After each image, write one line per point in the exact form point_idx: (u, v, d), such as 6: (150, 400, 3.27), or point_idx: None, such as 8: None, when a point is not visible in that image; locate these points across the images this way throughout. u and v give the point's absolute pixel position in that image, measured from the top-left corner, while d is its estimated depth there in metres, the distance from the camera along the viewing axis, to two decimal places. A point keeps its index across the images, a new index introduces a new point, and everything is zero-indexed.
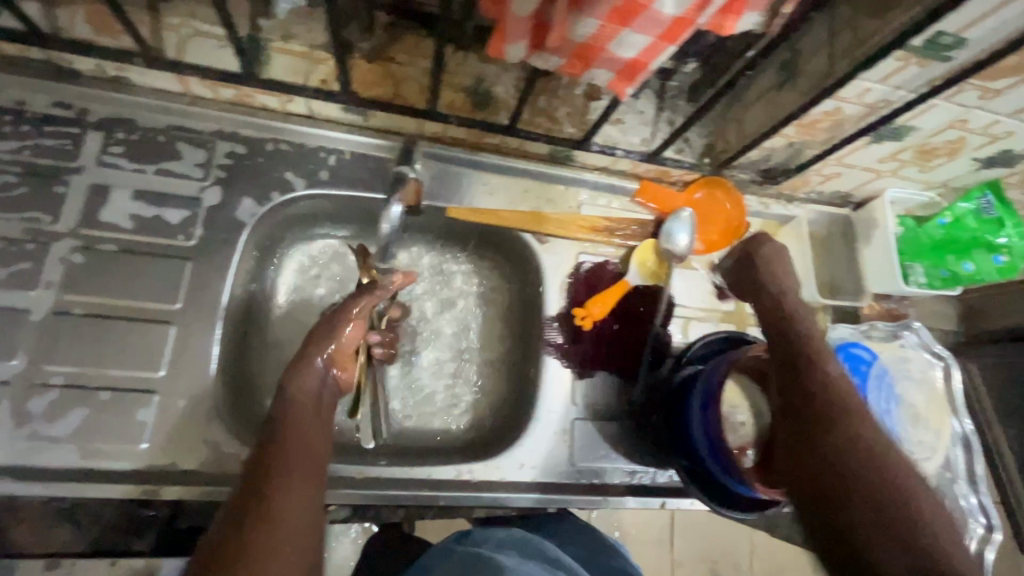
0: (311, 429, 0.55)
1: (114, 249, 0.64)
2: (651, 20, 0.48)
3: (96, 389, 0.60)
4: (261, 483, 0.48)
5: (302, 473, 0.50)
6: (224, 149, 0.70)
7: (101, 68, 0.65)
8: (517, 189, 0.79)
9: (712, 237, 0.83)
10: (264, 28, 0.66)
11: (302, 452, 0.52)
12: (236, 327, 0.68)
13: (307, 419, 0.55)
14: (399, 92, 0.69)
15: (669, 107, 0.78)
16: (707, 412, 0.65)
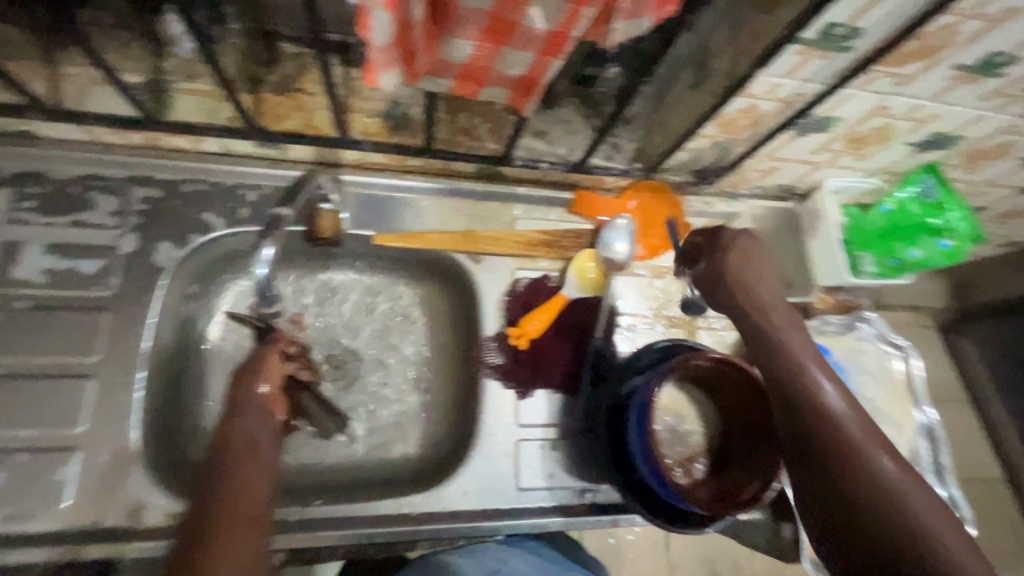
0: (256, 477, 0.52)
1: (29, 306, 0.63)
2: (526, 36, 0.46)
3: (13, 450, 0.59)
4: (197, 535, 0.46)
5: (243, 522, 0.48)
6: (139, 194, 0.68)
7: (5, 124, 0.64)
8: (448, 209, 0.77)
9: (655, 241, 0.81)
10: (168, 70, 0.66)
11: (246, 509, 0.49)
12: (161, 374, 0.67)
13: (257, 467, 0.53)
14: (310, 122, 0.68)
15: (595, 114, 0.77)
16: (643, 427, 0.63)
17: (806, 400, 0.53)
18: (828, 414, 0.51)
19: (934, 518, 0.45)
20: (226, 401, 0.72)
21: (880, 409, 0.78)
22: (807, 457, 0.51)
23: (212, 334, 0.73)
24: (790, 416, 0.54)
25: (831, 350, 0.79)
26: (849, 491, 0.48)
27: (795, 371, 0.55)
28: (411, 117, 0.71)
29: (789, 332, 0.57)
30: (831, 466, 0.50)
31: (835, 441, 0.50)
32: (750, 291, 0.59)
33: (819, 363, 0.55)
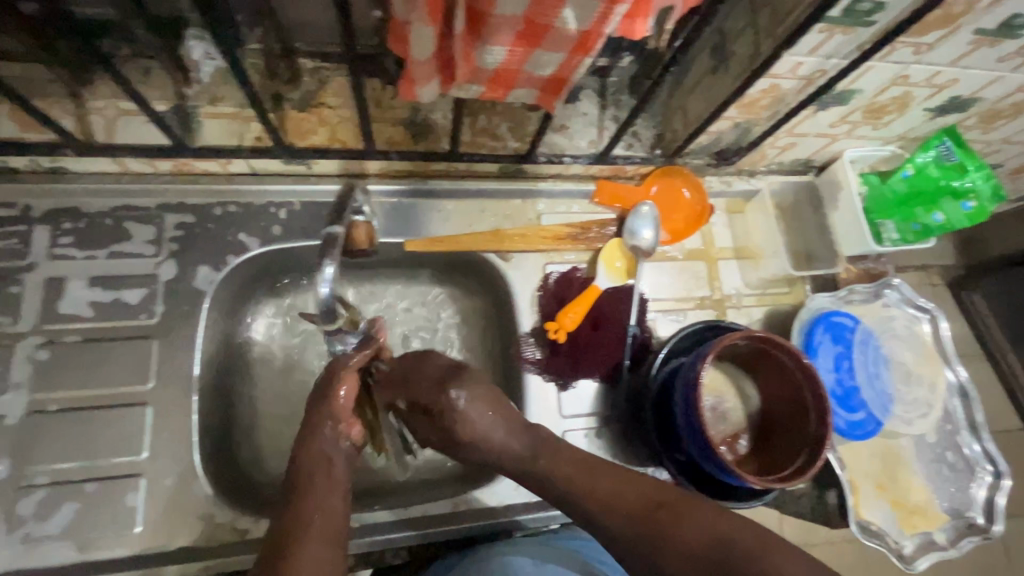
0: (334, 490, 0.54)
1: (79, 339, 0.64)
2: (559, 37, 0.47)
3: (81, 481, 0.61)
4: (282, 542, 0.49)
5: (318, 530, 0.50)
6: (173, 221, 0.69)
7: (36, 163, 0.65)
8: (473, 210, 0.78)
9: (677, 225, 0.83)
10: (191, 96, 0.66)
11: (321, 519, 0.51)
12: (212, 394, 0.68)
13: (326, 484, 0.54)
14: (335, 136, 0.69)
15: (612, 104, 0.78)
16: (688, 407, 0.64)
17: (619, 500, 0.51)
18: (621, 507, 0.51)
19: (747, 537, 0.46)
20: (274, 417, 0.74)
21: (911, 371, 0.80)
22: (645, 565, 0.48)
23: (255, 351, 0.75)
24: (619, 540, 0.50)
25: (860, 319, 0.80)
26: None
27: (579, 485, 0.53)
28: (432, 123, 0.72)
29: (543, 457, 0.56)
30: (670, 559, 0.47)
31: (644, 524, 0.49)
32: (494, 437, 0.58)
33: (578, 471, 0.54)
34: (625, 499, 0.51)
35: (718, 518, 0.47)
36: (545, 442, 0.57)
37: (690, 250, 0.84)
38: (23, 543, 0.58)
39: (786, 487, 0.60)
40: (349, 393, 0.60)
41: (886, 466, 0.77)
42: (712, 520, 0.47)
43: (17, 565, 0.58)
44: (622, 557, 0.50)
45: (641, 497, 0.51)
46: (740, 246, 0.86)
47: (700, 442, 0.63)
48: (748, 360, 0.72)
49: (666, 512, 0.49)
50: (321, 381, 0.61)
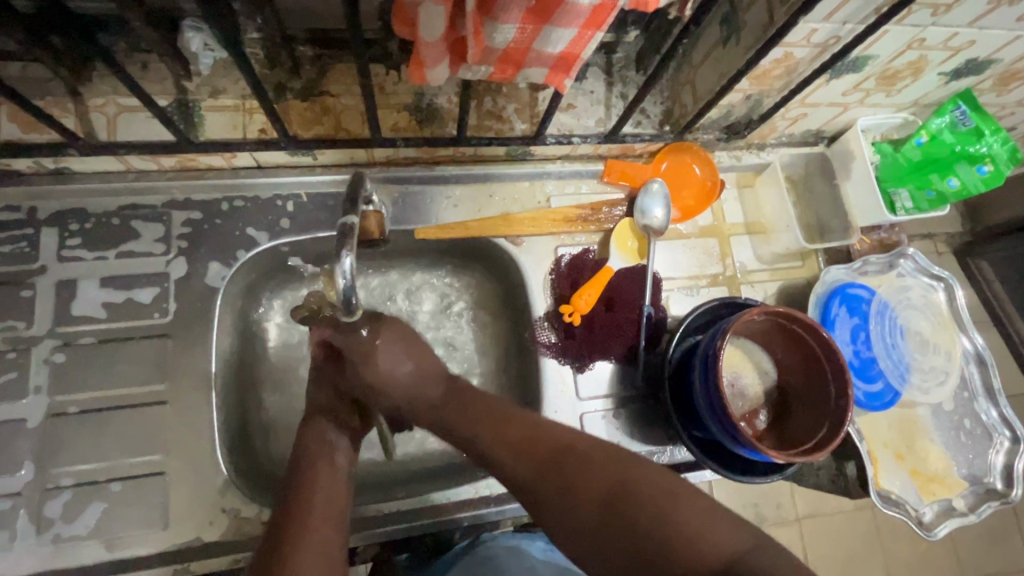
0: (326, 520, 0.48)
1: (94, 340, 0.64)
2: (569, 11, 0.46)
3: (106, 481, 0.61)
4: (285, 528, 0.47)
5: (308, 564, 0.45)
6: (181, 218, 0.68)
7: (39, 165, 0.64)
8: (482, 195, 0.77)
9: (688, 203, 0.82)
10: (192, 90, 0.65)
11: (321, 502, 0.50)
12: (230, 390, 0.68)
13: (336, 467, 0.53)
14: (340, 125, 0.68)
15: (618, 81, 0.76)
16: (708, 385, 0.64)
17: (527, 451, 0.50)
18: (527, 453, 0.50)
19: (648, 485, 0.45)
20: (291, 409, 0.74)
21: (927, 340, 0.80)
22: (539, 507, 0.47)
23: (270, 345, 0.75)
24: (522, 487, 0.49)
25: (875, 291, 0.80)
26: (612, 527, 0.44)
27: (490, 435, 0.52)
28: (437, 107, 0.70)
29: (459, 413, 0.54)
30: (569, 503, 0.46)
31: (550, 470, 0.48)
32: (414, 376, 0.55)
33: (493, 424, 0.52)
34: (532, 449, 0.50)
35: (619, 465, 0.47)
36: (458, 387, 0.56)
37: (702, 227, 0.83)
38: (52, 543, 0.59)
39: (809, 460, 0.60)
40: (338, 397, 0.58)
41: (905, 435, 0.77)
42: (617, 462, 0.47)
43: (48, 565, 0.58)
44: (526, 502, 0.49)
45: (550, 445, 0.50)
46: (751, 221, 0.85)
47: (723, 419, 0.63)
48: (762, 338, 0.72)
49: (570, 459, 0.48)
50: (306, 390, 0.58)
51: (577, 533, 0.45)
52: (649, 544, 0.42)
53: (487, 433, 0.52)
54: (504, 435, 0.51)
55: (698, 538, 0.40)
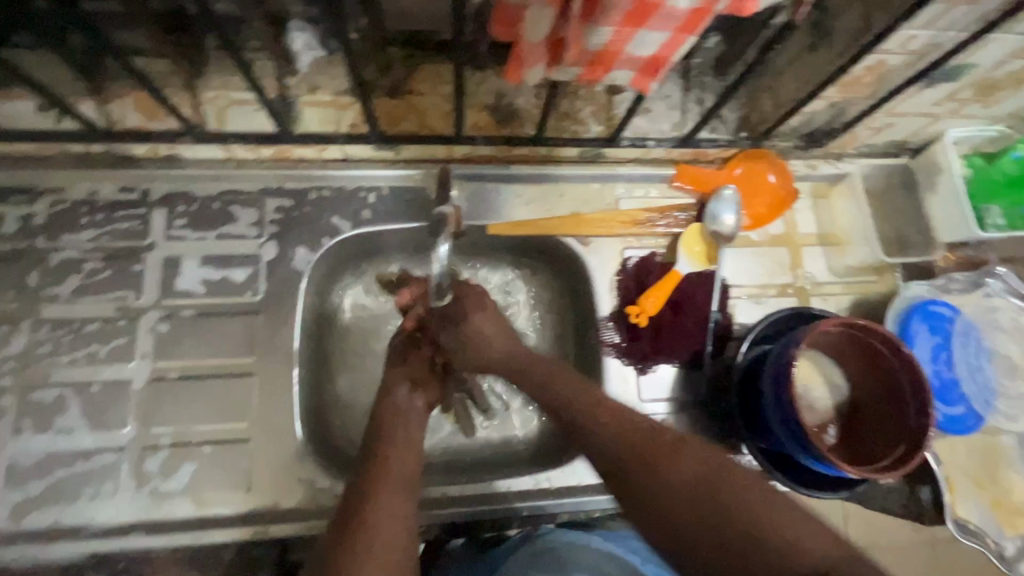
0: (399, 484, 0.51)
1: (193, 313, 0.69)
2: (666, 16, 0.47)
3: (200, 443, 0.66)
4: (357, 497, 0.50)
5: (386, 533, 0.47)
6: (273, 204, 0.73)
7: (155, 150, 0.70)
8: (553, 194, 0.78)
9: (760, 211, 0.80)
10: (292, 85, 0.70)
11: (393, 470, 0.53)
12: (310, 368, 0.73)
13: (405, 440, 0.57)
14: (425, 122, 0.72)
15: (696, 86, 0.76)
16: (779, 394, 0.64)
17: (618, 431, 0.50)
18: (618, 434, 0.50)
19: (745, 489, 0.44)
20: (360, 394, 0.76)
21: (1016, 364, 0.75)
22: (625, 490, 0.48)
23: (344, 331, 0.78)
24: (610, 468, 0.49)
25: (959, 309, 0.76)
26: (707, 525, 0.43)
27: (584, 410, 0.53)
28: (516, 108, 0.73)
29: (547, 385, 0.57)
30: (659, 491, 0.46)
31: (638, 457, 0.48)
32: (503, 345, 0.60)
33: (583, 406, 0.53)
34: (623, 431, 0.50)
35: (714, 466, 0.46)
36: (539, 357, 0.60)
37: (773, 236, 0.82)
38: (150, 497, 0.64)
39: (881, 476, 0.59)
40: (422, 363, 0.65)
41: (986, 462, 0.74)
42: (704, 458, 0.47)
43: (146, 516, 0.63)
44: (612, 484, 0.49)
45: (640, 430, 0.50)
46: (826, 233, 0.83)
47: (794, 428, 0.62)
48: (837, 353, 0.70)
49: (663, 447, 0.48)
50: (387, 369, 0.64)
51: (665, 521, 0.44)
52: (749, 548, 0.41)
53: (576, 410, 0.53)
54: (594, 416, 0.52)
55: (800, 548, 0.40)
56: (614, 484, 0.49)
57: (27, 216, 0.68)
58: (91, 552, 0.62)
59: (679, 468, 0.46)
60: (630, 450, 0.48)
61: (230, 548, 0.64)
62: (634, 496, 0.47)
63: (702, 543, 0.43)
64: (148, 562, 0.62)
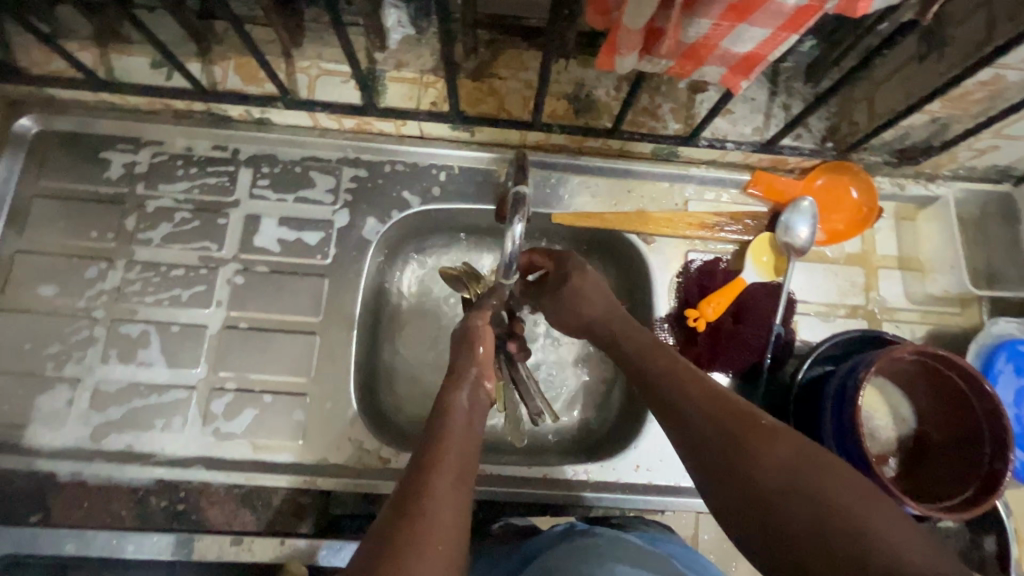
0: (467, 438, 0.52)
1: (266, 270, 0.73)
2: (772, 12, 0.45)
3: (261, 391, 0.70)
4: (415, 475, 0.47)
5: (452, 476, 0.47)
6: (349, 174, 0.76)
7: (249, 113, 0.74)
8: (621, 189, 0.78)
9: (837, 227, 0.77)
10: (380, 60, 0.72)
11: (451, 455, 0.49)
12: (367, 334, 0.75)
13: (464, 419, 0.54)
14: (503, 106, 0.72)
15: (784, 91, 0.74)
16: (840, 418, 0.61)
17: (714, 406, 0.49)
18: (712, 410, 0.49)
19: (848, 482, 0.41)
20: (410, 365, 0.79)
21: None
22: (714, 471, 0.46)
23: (401, 303, 0.80)
24: (699, 442, 0.48)
25: None
26: (794, 512, 0.41)
27: (680, 383, 0.52)
28: (595, 99, 0.72)
29: (648, 356, 0.57)
30: (753, 475, 0.44)
31: (730, 438, 0.46)
32: (604, 310, 0.63)
33: (673, 380, 0.53)
34: (720, 409, 0.49)
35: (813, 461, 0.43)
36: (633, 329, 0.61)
37: (847, 254, 0.78)
38: (212, 436, 0.68)
39: (945, 517, 0.56)
40: (487, 348, 0.60)
41: None
42: (802, 447, 0.44)
43: (207, 453, 0.67)
44: (699, 465, 0.48)
45: (737, 411, 0.48)
46: (906, 256, 0.79)
47: (854, 456, 0.59)
48: (906, 383, 0.67)
49: (761, 432, 0.46)
50: (467, 328, 0.61)
51: (755, 506, 0.43)
52: (854, 547, 0.38)
53: (668, 382, 0.53)
54: (684, 392, 0.51)
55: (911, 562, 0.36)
56: (702, 465, 0.48)
57: (131, 163, 0.74)
58: (157, 478, 0.66)
59: (773, 455, 0.44)
60: (722, 430, 0.47)
61: (281, 493, 0.68)
62: (724, 479, 0.46)
63: (800, 535, 0.40)
64: (206, 494, 0.68)
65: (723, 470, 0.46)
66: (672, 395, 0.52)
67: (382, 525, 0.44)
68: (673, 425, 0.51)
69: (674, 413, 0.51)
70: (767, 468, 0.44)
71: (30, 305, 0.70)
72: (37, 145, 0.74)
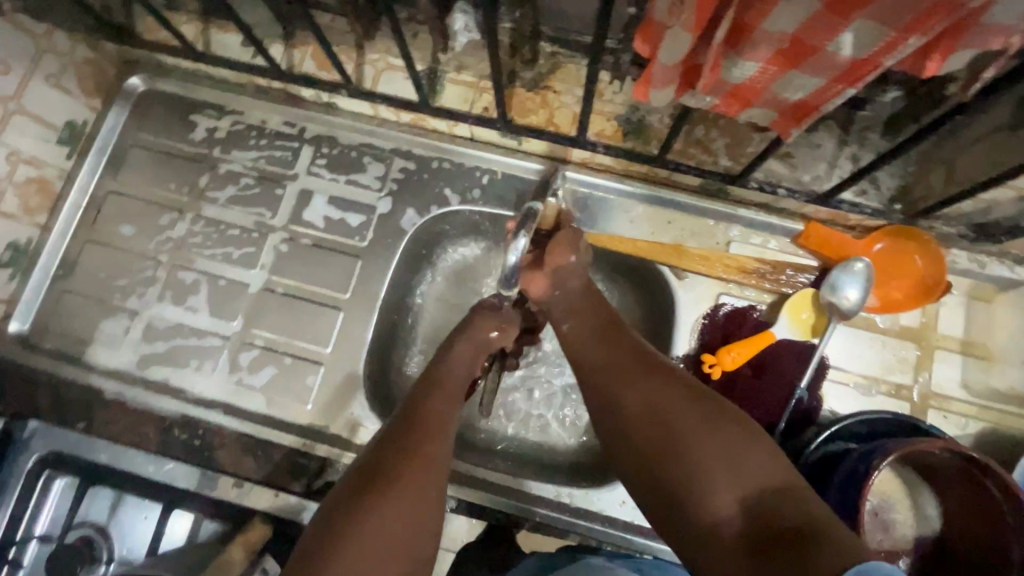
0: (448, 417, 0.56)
1: (309, 243, 0.79)
2: (825, 62, 0.43)
3: (283, 353, 0.75)
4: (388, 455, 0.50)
5: (442, 431, 0.54)
6: (399, 164, 0.80)
7: (318, 96, 0.79)
8: (661, 219, 0.75)
9: (893, 295, 0.71)
10: (442, 61, 0.74)
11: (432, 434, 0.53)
12: (389, 318, 0.79)
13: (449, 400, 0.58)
14: (553, 119, 0.73)
15: (855, 140, 0.68)
16: (844, 501, 0.57)
17: (623, 347, 0.57)
18: (617, 358, 0.56)
19: (725, 417, 0.48)
20: (425, 354, 0.81)
21: None
22: (611, 399, 0.53)
23: (427, 293, 0.83)
24: (599, 374, 0.55)
25: None
26: (674, 440, 0.47)
27: (596, 335, 0.59)
28: (647, 124, 0.71)
29: (572, 308, 0.62)
30: (644, 408, 0.50)
31: (630, 375, 0.53)
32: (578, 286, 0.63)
33: (593, 329, 0.60)
34: (629, 347, 0.57)
35: (702, 391, 0.50)
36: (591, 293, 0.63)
37: (901, 327, 0.71)
38: (236, 383, 0.74)
39: None
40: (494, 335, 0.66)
41: None
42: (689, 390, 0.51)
43: (227, 399, 0.74)
44: (601, 397, 0.54)
45: (643, 352, 0.56)
46: (972, 341, 0.71)
47: None
48: (945, 481, 0.59)
49: (660, 369, 0.53)
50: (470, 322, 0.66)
51: (641, 438, 0.49)
52: (719, 462, 0.45)
53: (588, 332, 0.60)
54: (598, 338, 0.59)
55: (771, 492, 0.43)
56: (600, 398, 0.54)
57: (213, 129, 0.82)
58: (181, 412, 0.73)
59: (660, 397, 0.50)
60: (621, 369, 0.54)
61: (283, 450, 0.72)
62: (618, 404, 0.52)
63: (677, 453, 0.47)
64: (219, 436, 0.73)
65: (622, 401, 0.52)
66: (587, 339, 0.59)
67: (368, 460, 0.50)
68: (581, 364, 0.58)
69: (586, 354, 0.58)
70: (657, 402, 0.50)
71: (111, 241, 0.80)
72: (141, 102, 0.83)
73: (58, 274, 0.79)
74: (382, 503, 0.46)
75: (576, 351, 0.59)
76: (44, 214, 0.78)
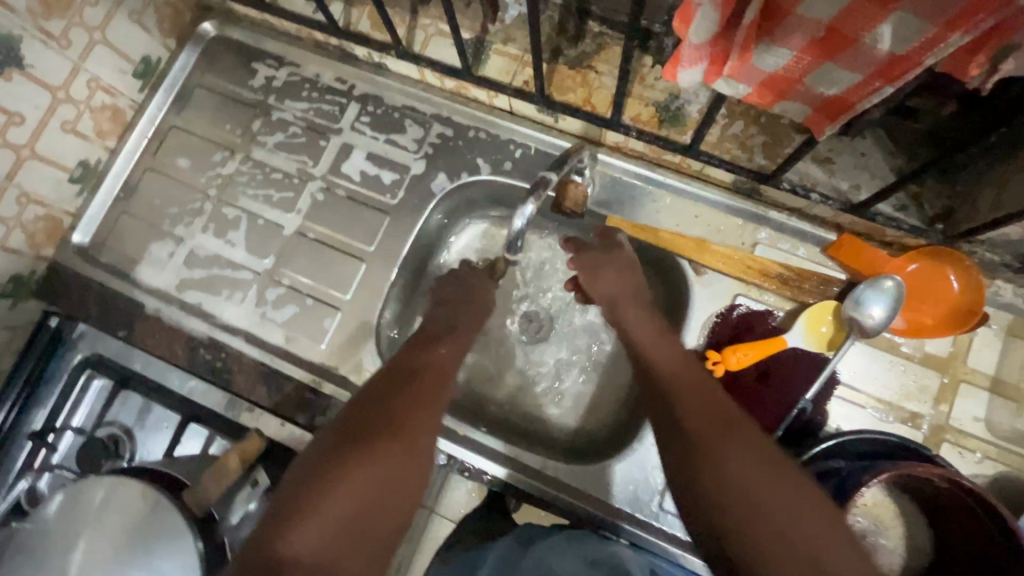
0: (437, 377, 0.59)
1: (343, 194, 0.82)
2: (862, 55, 0.42)
3: (306, 294, 0.80)
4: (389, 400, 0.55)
5: (422, 409, 0.55)
6: (437, 130, 0.82)
7: (370, 56, 0.82)
8: (687, 212, 0.74)
9: (922, 319, 0.68)
10: (491, 32, 0.76)
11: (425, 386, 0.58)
12: (409, 276, 0.82)
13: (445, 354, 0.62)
14: (590, 99, 0.73)
15: (902, 153, 0.65)
16: None
17: (702, 396, 0.56)
18: (705, 409, 0.55)
19: (811, 498, 0.47)
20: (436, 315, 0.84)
21: None
22: (693, 449, 0.52)
23: (448, 257, 0.85)
24: (675, 423, 0.55)
25: None
26: (759, 513, 0.47)
27: (682, 382, 0.58)
28: (685, 113, 0.70)
29: (655, 345, 0.62)
30: (729, 468, 0.50)
31: (716, 427, 0.53)
32: (651, 325, 0.64)
33: (678, 373, 0.59)
34: (711, 399, 0.56)
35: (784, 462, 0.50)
36: (669, 334, 0.64)
37: (926, 354, 0.68)
38: (259, 316, 0.80)
39: None
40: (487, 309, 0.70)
41: None
42: (773, 459, 0.50)
43: (250, 329, 0.79)
44: (681, 445, 0.53)
45: (728, 407, 0.55)
46: (1001, 377, 0.67)
47: None
48: (942, 512, 0.57)
49: (741, 430, 0.52)
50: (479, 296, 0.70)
51: (720, 501, 0.49)
52: (801, 545, 0.44)
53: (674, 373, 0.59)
54: (684, 382, 0.58)
55: None
56: (681, 444, 0.53)
57: (270, 78, 0.87)
58: (209, 335, 0.79)
59: (746, 460, 0.50)
60: (707, 421, 0.53)
61: (294, 384, 0.77)
62: (700, 455, 0.51)
63: (754, 523, 0.46)
64: (240, 362, 0.79)
65: (705, 456, 0.51)
66: (672, 378, 0.58)
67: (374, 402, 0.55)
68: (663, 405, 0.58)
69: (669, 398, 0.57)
70: (742, 467, 0.49)
71: (168, 171, 0.86)
72: (211, 47, 0.89)
73: (120, 195, 0.86)
74: (351, 467, 0.49)
75: (658, 390, 0.59)
76: (114, 139, 0.85)
